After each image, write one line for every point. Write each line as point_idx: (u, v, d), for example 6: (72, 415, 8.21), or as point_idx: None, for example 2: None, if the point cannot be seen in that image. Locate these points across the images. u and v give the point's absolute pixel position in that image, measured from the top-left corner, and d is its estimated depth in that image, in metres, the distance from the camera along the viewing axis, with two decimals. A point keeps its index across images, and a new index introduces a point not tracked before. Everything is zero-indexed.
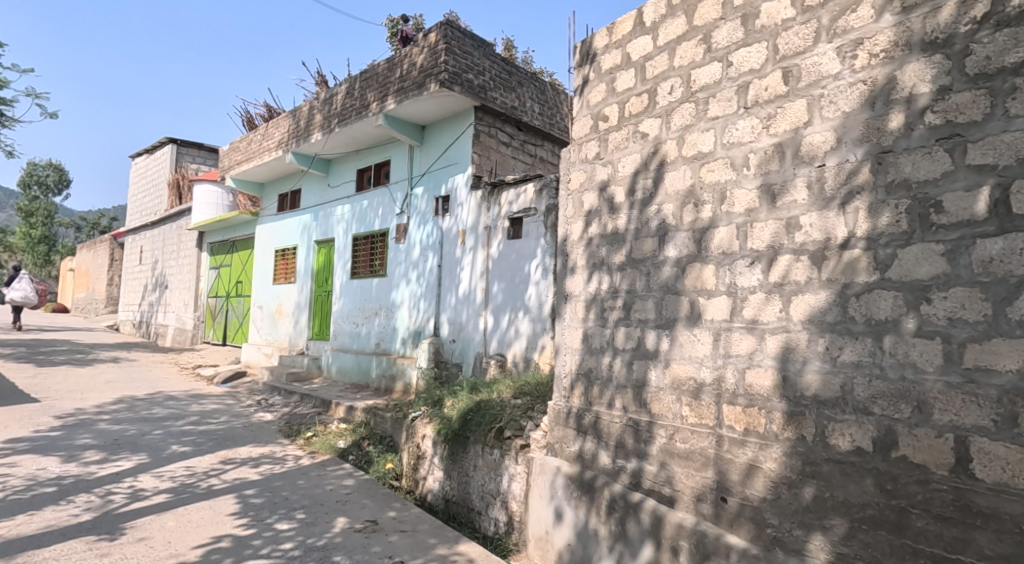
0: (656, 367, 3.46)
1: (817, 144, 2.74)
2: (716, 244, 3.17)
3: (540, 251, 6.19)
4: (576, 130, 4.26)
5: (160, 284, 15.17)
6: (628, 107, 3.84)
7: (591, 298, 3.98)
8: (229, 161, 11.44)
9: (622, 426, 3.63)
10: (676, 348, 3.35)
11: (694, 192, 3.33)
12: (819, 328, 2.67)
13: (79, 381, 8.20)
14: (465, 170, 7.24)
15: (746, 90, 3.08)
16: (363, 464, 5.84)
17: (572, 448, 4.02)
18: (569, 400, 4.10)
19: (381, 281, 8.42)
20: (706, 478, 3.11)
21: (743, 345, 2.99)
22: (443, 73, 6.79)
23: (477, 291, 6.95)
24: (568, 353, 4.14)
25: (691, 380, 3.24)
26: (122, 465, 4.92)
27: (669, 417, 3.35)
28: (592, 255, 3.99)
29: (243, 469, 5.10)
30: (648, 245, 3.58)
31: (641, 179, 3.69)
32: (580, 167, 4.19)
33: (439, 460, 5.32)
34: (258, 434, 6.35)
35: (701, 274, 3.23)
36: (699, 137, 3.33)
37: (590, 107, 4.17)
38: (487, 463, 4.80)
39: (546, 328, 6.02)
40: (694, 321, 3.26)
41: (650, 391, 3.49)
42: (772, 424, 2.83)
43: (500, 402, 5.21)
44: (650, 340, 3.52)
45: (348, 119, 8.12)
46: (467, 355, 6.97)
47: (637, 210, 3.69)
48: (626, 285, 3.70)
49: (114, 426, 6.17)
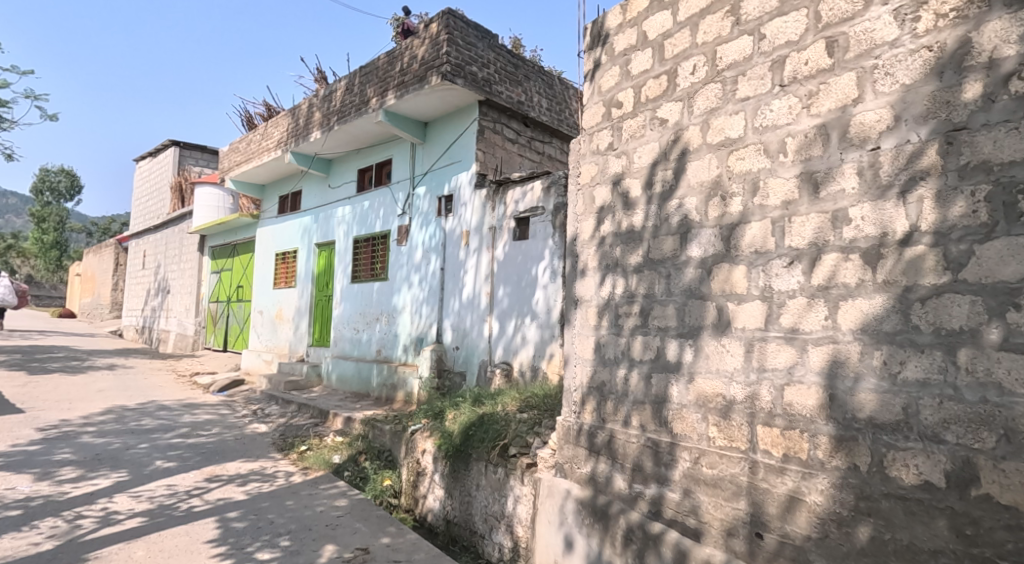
0: (678, 382, 3.08)
1: (870, 124, 2.34)
2: (748, 241, 2.79)
3: (548, 253, 5.81)
4: (587, 120, 3.89)
5: (162, 289, 14.95)
6: (645, 91, 3.46)
7: (604, 303, 3.60)
8: (229, 162, 11.14)
9: (639, 448, 3.25)
10: (701, 360, 2.97)
11: (721, 183, 2.94)
12: (875, 339, 2.27)
13: (70, 390, 7.91)
14: (469, 167, 6.88)
15: (783, 66, 2.70)
16: (359, 481, 5.40)
17: (584, 469, 3.63)
18: (580, 416, 3.72)
19: (382, 284, 8.08)
20: (738, 509, 2.72)
21: (782, 358, 2.60)
22: (445, 65, 6.42)
23: (481, 295, 6.58)
24: (578, 364, 3.76)
25: (720, 398, 2.86)
26: (99, 484, 4.58)
27: (694, 439, 2.96)
28: (605, 255, 3.61)
29: (228, 487, 4.75)
30: (668, 244, 3.21)
31: (660, 170, 3.31)
32: (591, 159, 3.82)
33: (440, 478, 4.95)
34: (250, 448, 6.01)
35: (730, 276, 2.85)
36: (726, 121, 2.95)
37: (601, 93, 3.80)
38: (490, 482, 4.42)
39: (555, 335, 5.63)
40: (722, 329, 2.88)
41: (672, 408, 3.10)
42: (817, 450, 2.43)
43: (506, 416, 4.81)
44: (671, 351, 3.14)
45: (348, 116, 7.80)
46: (471, 363, 6.60)
47: (656, 205, 3.31)
48: (644, 289, 3.32)
49: (98, 439, 5.85)
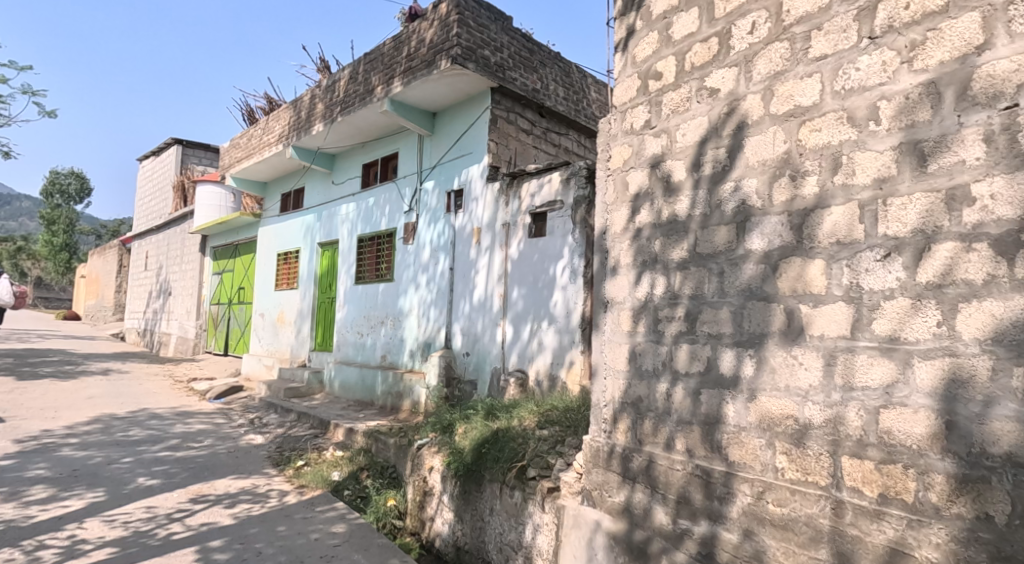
0: (735, 400, 2.58)
1: (1004, 75, 1.85)
2: (828, 231, 2.29)
3: (568, 251, 5.31)
4: (618, 96, 3.40)
5: (164, 290, 14.57)
6: (689, 58, 2.97)
7: (640, 305, 3.09)
8: (229, 159, 10.71)
9: (686, 477, 2.74)
10: (765, 375, 2.47)
11: (790, 160, 2.45)
12: (1014, 352, 1.78)
13: (58, 397, 7.48)
14: (481, 160, 6.40)
15: (873, 13, 2.19)
16: (359, 502, 4.92)
17: (616, 498, 3.12)
18: (611, 436, 3.21)
19: (388, 286, 7.61)
20: (817, 559, 2.23)
21: (876, 375, 2.10)
22: (455, 47, 5.94)
23: (493, 297, 6.08)
24: (609, 376, 3.25)
25: (791, 420, 2.36)
26: (70, 506, 4.12)
27: (757, 470, 2.47)
28: (641, 250, 3.11)
29: (214, 510, 4.27)
30: (719, 236, 2.71)
31: (709, 148, 2.80)
32: (623, 140, 3.33)
33: (449, 500, 4.45)
34: (244, 463, 5.53)
35: (803, 272, 2.36)
36: (795, 86, 2.45)
37: (635, 64, 3.31)
38: (506, 507, 3.92)
39: (575, 341, 5.13)
40: (792, 338, 2.39)
41: (728, 432, 2.60)
42: (929, 493, 1.94)
43: (522, 432, 4.29)
44: (726, 362, 2.64)
45: (352, 106, 7.33)
46: (483, 371, 6.11)
47: (705, 190, 2.80)
48: (690, 289, 2.83)
49: (79, 452, 5.40)
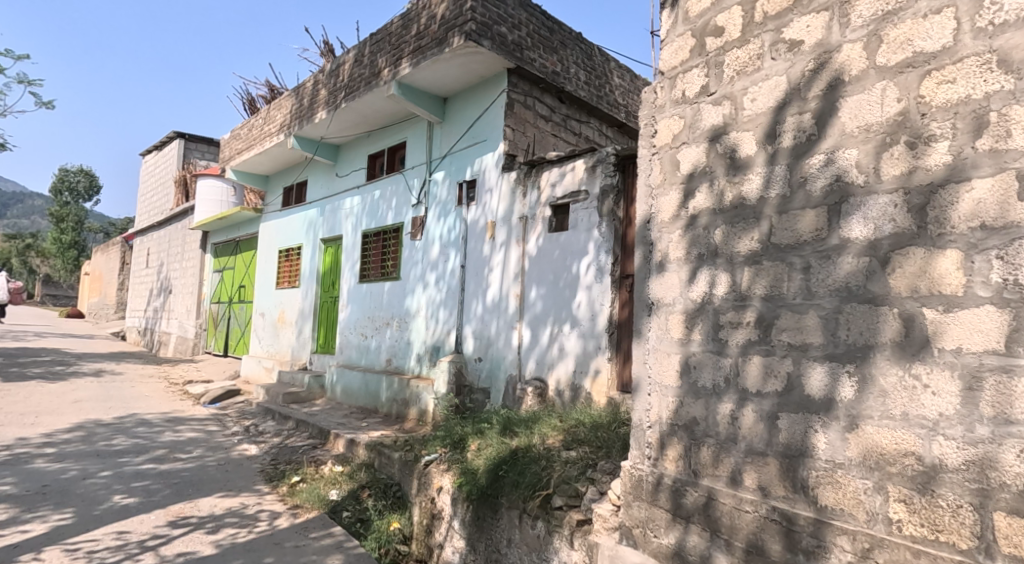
0: (829, 429, 2.03)
1: None
2: (968, 212, 1.74)
3: (593, 247, 4.77)
4: (666, 59, 2.86)
5: (165, 288, 14.14)
6: (761, 7, 2.43)
7: (696, 308, 2.54)
8: (230, 151, 10.23)
9: (759, 521, 2.20)
10: (872, 400, 1.92)
11: (907, 122, 1.90)
12: None
13: (42, 401, 7.00)
14: (496, 147, 5.87)
15: None
16: (358, 526, 4.39)
17: (663, 540, 2.57)
18: (657, 464, 2.66)
19: (394, 285, 7.09)
20: None
21: None
22: (469, 22, 5.42)
23: (509, 297, 5.55)
24: (655, 392, 2.70)
25: (911, 459, 1.82)
26: (28, 532, 3.61)
27: (860, 520, 1.93)
28: (698, 240, 2.56)
29: (194, 536, 3.76)
30: (805, 222, 2.17)
31: (789, 114, 2.25)
32: (672, 111, 2.78)
33: (460, 526, 3.91)
34: (234, 478, 5.02)
35: (929, 268, 1.81)
36: (914, 27, 1.91)
37: (689, 20, 2.76)
38: (528, 540, 3.40)
39: (601, 347, 4.61)
40: (912, 352, 1.84)
41: (818, 469, 2.05)
42: None
43: (546, 453, 3.74)
44: (815, 380, 2.09)
45: (356, 91, 6.83)
46: (496, 378, 5.57)
47: (783, 165, 2.25)
48: (763, 289, 2.28)
49: (53, 465, 4.91)
